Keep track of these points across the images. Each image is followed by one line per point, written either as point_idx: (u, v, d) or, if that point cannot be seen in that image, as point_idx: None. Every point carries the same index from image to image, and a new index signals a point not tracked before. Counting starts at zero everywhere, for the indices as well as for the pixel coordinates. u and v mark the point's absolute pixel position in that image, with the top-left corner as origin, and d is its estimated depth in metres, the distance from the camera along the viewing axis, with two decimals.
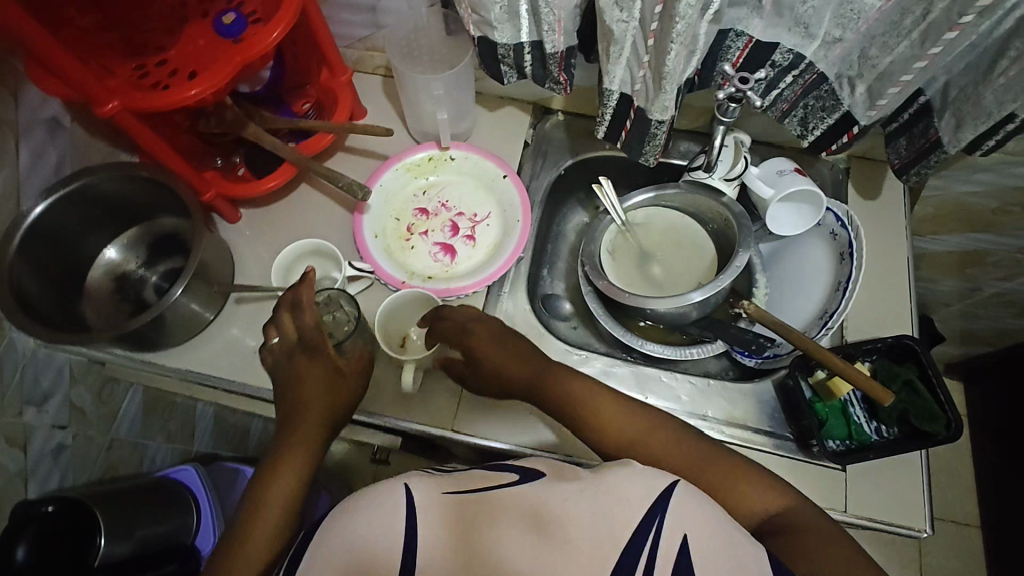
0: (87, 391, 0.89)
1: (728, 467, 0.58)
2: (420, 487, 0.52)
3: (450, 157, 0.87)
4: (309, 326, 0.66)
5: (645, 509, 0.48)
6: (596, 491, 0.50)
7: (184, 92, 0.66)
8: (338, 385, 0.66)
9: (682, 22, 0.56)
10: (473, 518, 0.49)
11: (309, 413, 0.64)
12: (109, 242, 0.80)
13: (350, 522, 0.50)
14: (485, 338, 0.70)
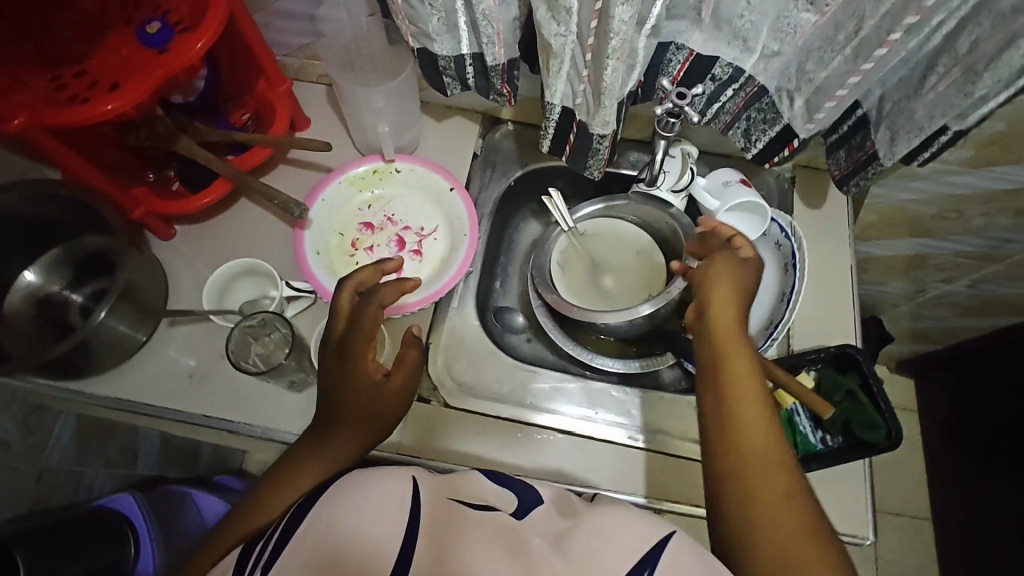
0: (10, 421, 0.84)
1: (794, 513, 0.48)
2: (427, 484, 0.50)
3: (395, 170, 0.84)
4: (363, 323, 0.60)
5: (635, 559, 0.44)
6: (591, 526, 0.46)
7: (99, 107, 0.62)
8: (373, 404, 0.59)
9: (617, 37, 0.55)
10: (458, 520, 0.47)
11: (342, 425, 0.59)
12: (28, 264, 0.75)
13: (341, 507, 0.48)
14: (743, 268, 0.63)
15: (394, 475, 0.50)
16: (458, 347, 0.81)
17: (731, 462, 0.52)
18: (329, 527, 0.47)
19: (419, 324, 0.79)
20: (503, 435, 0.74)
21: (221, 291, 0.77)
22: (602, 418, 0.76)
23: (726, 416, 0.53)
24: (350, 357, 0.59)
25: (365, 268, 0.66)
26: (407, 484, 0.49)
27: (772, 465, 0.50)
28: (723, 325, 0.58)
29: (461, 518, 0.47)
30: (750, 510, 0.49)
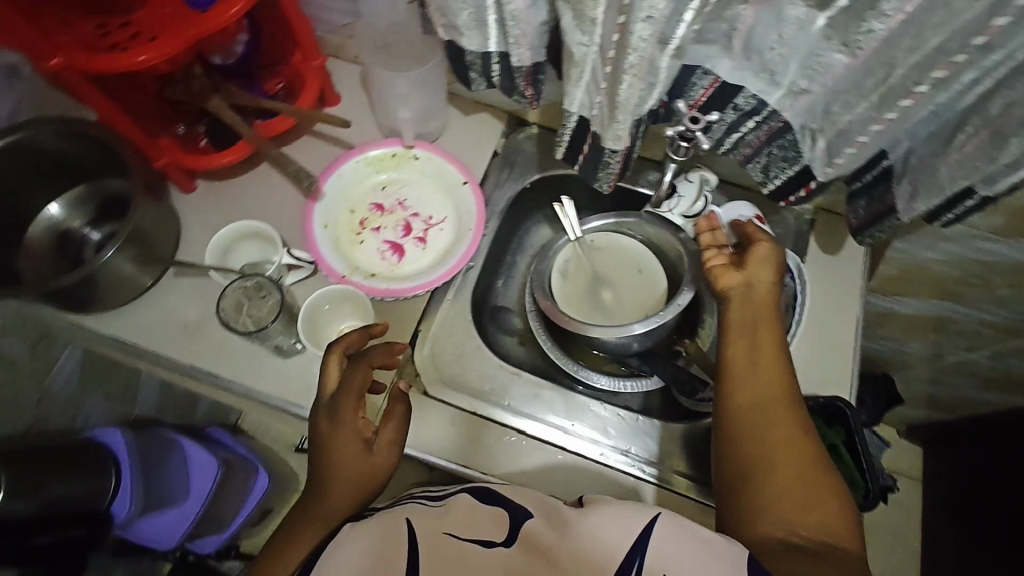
0: (20, 341, 0.88)
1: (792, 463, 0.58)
2: (419, 524, 0.55)
3: (414, 156, 0.86)
4: (353, 387, 0.63)
5: (623, 556, 0.50)
6: (578, 534, 0.52)
7: (132, 58, 0.64)
8: (364, 465, 0.62)
9: (635, 53, 0.55)
10: (446, 555, 0.51)
11: (333, 491, 0.62)
12: (54, 198, 0.79)
13: (341, 557, 0.53)
14: (765, 256, 0.70)
15: (389, 524, 0.55)
16: (447, 338, 0.81)
17: (742, 420, 0.61)
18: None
19: (410, 310, 0.80)
20: (477, 432, 0.75)
21: (224, 250, 0.79)
22: (577, 431, 0.76)
23: (740, 384, 0.63)
24: (340, 418, 0.62)
25: (354, 331, 0.68)
26: (400, 528, 0.55)
27: (785, 429, 0.60)
28: (749, 313, 0.67)
29: (454, 556, 0.51)
30: (763, 462, 0.59)
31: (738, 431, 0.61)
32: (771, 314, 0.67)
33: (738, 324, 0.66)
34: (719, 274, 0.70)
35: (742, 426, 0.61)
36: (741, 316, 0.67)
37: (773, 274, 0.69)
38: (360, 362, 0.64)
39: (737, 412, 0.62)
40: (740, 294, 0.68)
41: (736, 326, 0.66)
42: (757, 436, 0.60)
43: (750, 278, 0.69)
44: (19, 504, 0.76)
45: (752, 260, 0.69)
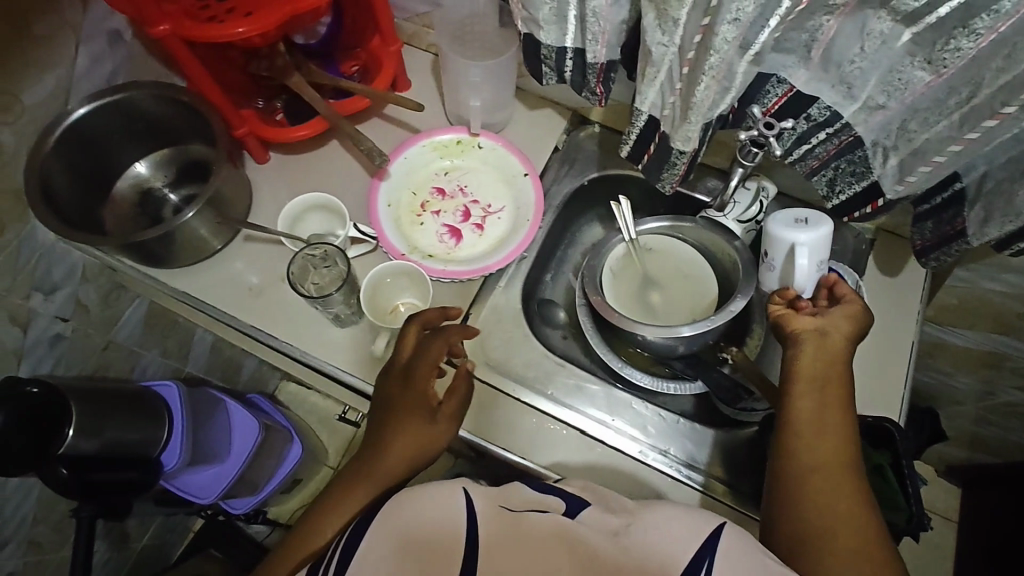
0: (94, 290, 0.94)
1: (851, 531, 0.56)
2: (476, 494, 0.56)
3: (478, 145, 0.88)
4: (428, 356, 0.67)
5: (692, 554, 0.51)
6: (644, 528, 0.53)
7: (231, 29, 0.67)
8: (426, 431, 0.66)
9: (717, 55, 0.56)
10: (506, 526, 0.53)
11: (391, 454, 0.65)
12: (140, 158, 0.84)
13: (408, 521, 0.54)
14: (850, 309, 0.67)
15: (445, 492, 0.56)
16: (495, 324, 0.82)
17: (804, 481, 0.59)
18: (394, 541, 0.53)
19: (463, 295, 0.82)
20: (518, 417, 0.77)
21: (294, 220, 0.83)
22: (617, 426, 0.77)
23: (804, 441, 0.61)
24: (413, 381, 0.67)
25: (434, 308, 0.71)
26: (458, 495, 0.56)
27: (844, 495, 0.58)
28: (821, 364, 0.65)
29: (519, 523, 0.53)
30: (824, 524, 0.57)
31: (798, 492, 0.59)
32: (843, 369, 0.65)
33: (808, 377, 0.64)
34: (798, 324, 0.68)
35: (802, 487, 0.59)
36: (814, 369, 0.65)
37: (851, 330, 0.67)
38: (439, 334, 0.69)
39: (798, 471, 0.60)
40: (814, 346, 0.66)
41: (805, 379, 0.64)
42: (815, 497, 0.58)
43: (826, 326, 0.67)
44: (83, 444, 0.80)
45: (832, 312, 0.67)
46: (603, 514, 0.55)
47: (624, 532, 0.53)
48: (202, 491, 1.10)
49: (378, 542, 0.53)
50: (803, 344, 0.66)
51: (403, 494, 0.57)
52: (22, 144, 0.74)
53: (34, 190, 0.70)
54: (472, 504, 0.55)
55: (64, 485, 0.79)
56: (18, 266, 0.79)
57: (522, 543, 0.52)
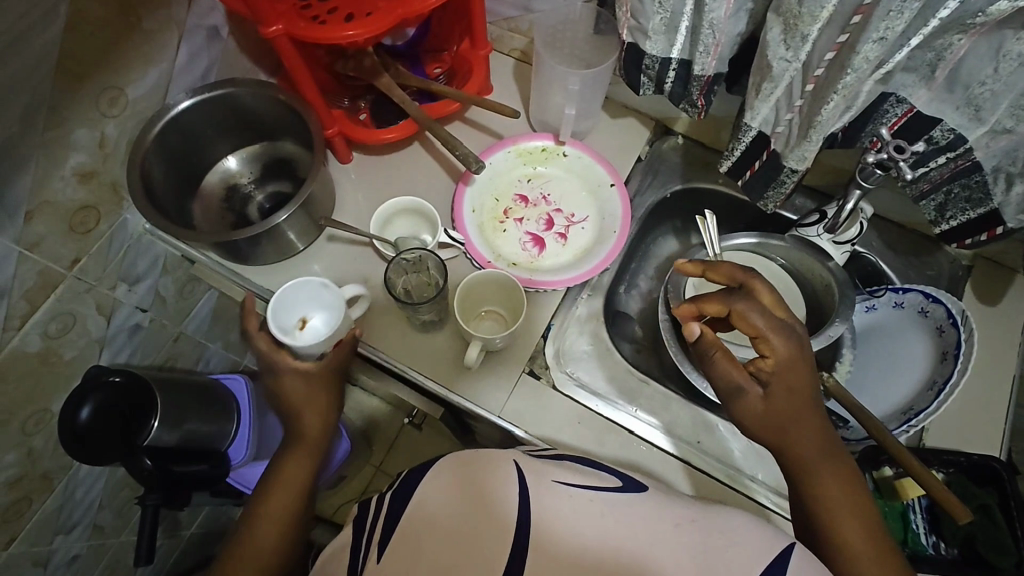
0: (172, 282, 0.95)
1: (848, 509, 0.58)
2: (527, 469, 0.52)
3: (564, 153, 0.87)
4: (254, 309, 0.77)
5: (767, 562, 0.47)
6: (707, 528, 0.49)
7: (341, 32, 0.66)
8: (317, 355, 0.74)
9: (853, 75, 0.54)
10: (558, 501, 0.49)
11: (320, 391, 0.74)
12: (230, 154, 0.85)
13: (439, 501, 0.49)
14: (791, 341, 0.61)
15: (492, 462, 0.52)
16: (576, 336, 0.82)
17: (828, 524, 0.58)
18: (430, 532, 0.47)
19: (546, 304, 0.80)
20: (602, 434, 0.75)
21: (384, 222, 0.83)
22: (701, 448, 0.76)
23: (816, 486, 0.59)
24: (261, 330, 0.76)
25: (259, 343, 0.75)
26: (508, 466, 0.51)
27: (865, 518, 0.58)
28: (792, 406, 0.59)
29: (573, 499, 0.50)
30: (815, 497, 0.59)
31: (822, 536, 0.58)
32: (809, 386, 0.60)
33: (776, 421, 0.60)
34: (720, 367, 0.61)
35: (828, 528, 0.58)
36: (782, 407, 0.60)
37: (771, 318, 0.60)
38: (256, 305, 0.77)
39: (824, 517, 0.58)
40: (760, 399, 0.60)
41: (772, 423, 0.60)
42: (847, 529, 0.57)
43: (777, 366, 0.60)
44: (165, 436, 0.81)
45: (775, 333, 0.59)
46: (662, 506, 0.52)
47: (688, 526, 0.49)
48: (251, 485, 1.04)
49: (412, 522, 0.49)
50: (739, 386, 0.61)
51: (448, 460, 0.53)
52: (122, 137, 0.75)
53: (135, 183, 0.71)
54: (523, 476, 0.51)
55: (146, 477, 0.79)
56: (109, 256, 0.80)
57: (574, 537, 0.47)
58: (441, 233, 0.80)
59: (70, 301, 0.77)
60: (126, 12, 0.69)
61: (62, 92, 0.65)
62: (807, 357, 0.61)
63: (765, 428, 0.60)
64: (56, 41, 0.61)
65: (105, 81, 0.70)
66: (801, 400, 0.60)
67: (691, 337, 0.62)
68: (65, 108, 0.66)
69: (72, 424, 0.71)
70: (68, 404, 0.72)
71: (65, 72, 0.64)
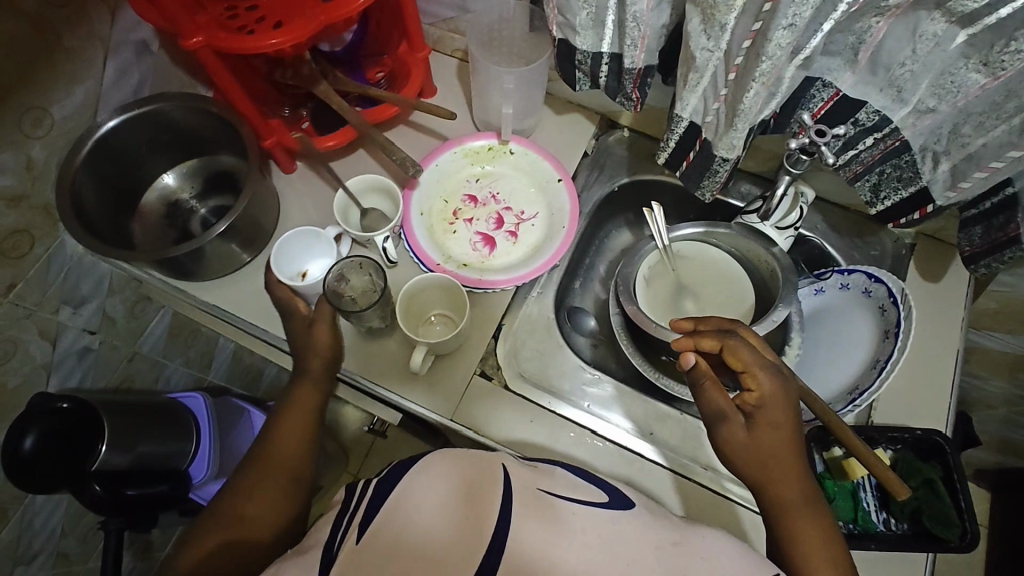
0: (120, 302, 0.93)
1: (818, 539, 0.58)
2: (516, 473, 0.54)
3: (509, 151, 0.86)
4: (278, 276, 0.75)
5: None
6: (690, 553, 0.50)
7: (265, 41, 0.65)
8: (318, 335, 0.73)
9: (768, 62, 0.55)
10: (543, 510, 0.50)
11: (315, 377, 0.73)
12: (168, 169, 0.84)
13: (425, 500, 0.50)
14: (778, 379, 0.62)
15: (488, 464, 0.54)
16: (528, 334, 0.82)
17: (801, 562, 0.57)
18: (409, 536, 0.47)
19: (496, 304, 0.80)
20: (557, 430, 0.76)
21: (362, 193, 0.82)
22: (655, 439, 0.76)
23: (792, 523, 0.59)
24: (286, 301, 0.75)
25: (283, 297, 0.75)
26: (498, 469, 0.53)
27: (835, 550, 0.58)
28: (773, 442, 0.60)
29: (549, 507, 0.51)
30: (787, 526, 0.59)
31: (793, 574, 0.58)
32: (792, 420, 0.62)
33: (757, 454, 0.60)
34: (706, 395, 0.63)
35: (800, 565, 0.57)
36: (764, 439, 0.60)
37: (759, 356, 0.63)
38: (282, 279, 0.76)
39: (794, 544, 0.58)
40: (744, 429, 0.61)
41: (751, 458, 0.61)
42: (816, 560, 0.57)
43: (764, 399, 0.61)
44: (117, 458, 0.79)
45: (764, 366, 0.62)
46: (647, 523, 0.53)
47: (671, 549, 0.50)
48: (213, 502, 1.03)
49: (395, 506, 0.49)
50: (724, 415, 0.62)
51: (439, 455, 0.54)
52: (52, 158, 0.74)
53: (66, 205, 0.69)
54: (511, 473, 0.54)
55: (97, 502, 0.78)
56: (48, 280, 0.78)
57: (556, 537, 0.48)
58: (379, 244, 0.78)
59: (8, 328, 0.75)
60: (44, 30, 0.68)
61: None
62: (794, 393, 0.63)
63: (744, 454, 0.61)
64: None
65: (27, 101, 0.68)
66: (784, 436, 0.61)
67: (687, 365, 0.63)
68: None
69: (16, 455, 0.68)
70: (12, 433, 0.69)
71: None
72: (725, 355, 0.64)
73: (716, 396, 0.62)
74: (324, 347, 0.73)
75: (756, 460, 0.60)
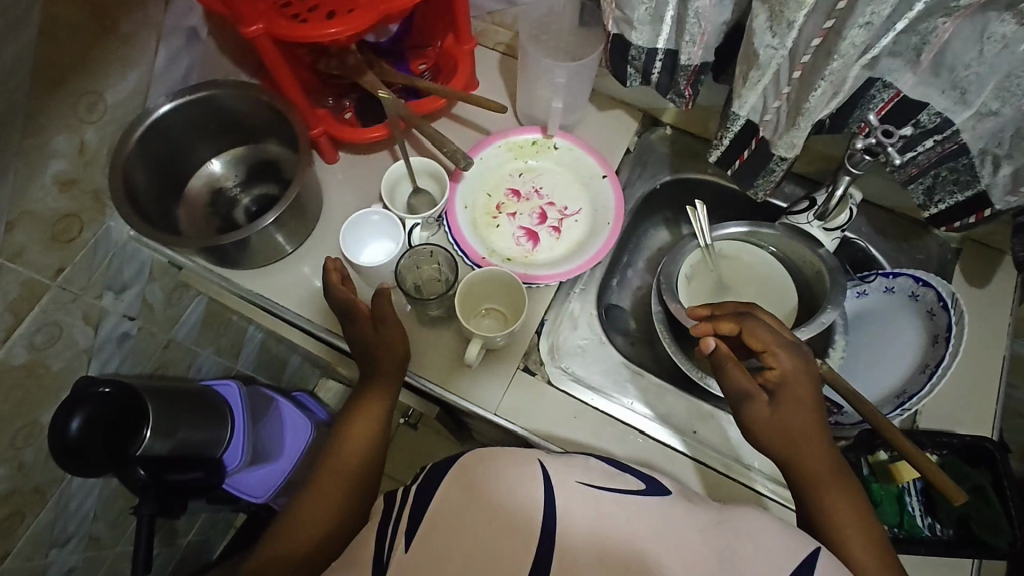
0: (159, 289, 0.93)
1: (849, 516, 0.58)
2: (553, 466, 0.51)
3: (554, 146, 0.86)
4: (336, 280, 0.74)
5: (796, 565, 0.47)
6: (733, 531, 0.49)
7: (323, 29, 0.65)
8: (377, 337, 0.71)
9: (840, 60, 0.55)
10: (582, 499, 0.48)
11: (378, 378, 0.71)
12: (213, 157, 0.84)
13: (461, 502, 0.47)
14: (798, 357, 0.63)
15: (523, 457, 0.51)
16: (570, 330, 0.81)
17: (836, 540, 0.57)
18: (454, 546, 0.45)
19: (539, 298, 0.80)
20: (599, 427, 0.75)
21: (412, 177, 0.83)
22: (699, 438, 0.76)
23: (822, 500, 0.59)
24: (339, 303, 0.73)
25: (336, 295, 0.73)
26: (535, 465, 0.51)
27: (867, 526, 0.58)
28: (800, 418, 0.61)
29: (598, 499, 0.49)
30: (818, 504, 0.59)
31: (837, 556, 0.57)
32: (815, 397, 0.62)
33: (783, 429, 0.61)
34: (729, 374, 0.64)
35: (834, 541, 0.57)
36: (788, 414, 0.61)
37: (780, 336, 0.65)
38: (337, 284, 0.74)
39: (825, 521, 0.58)
40: (768, 405, 0.62)
41: (778, 434, 0.61)
42: (849, 536, 0.57)
43: (785, 375, 0.62)
44: (158, 445, 0.78)
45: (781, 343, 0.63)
46: (690, 510, 0.51)
47: (714, 529, 0.49)
48: (248, 488, 1.05)
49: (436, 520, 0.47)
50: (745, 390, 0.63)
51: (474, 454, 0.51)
52: (103, 143, 0.74)
53: (119, 190, 0.69)
54: (549, 476, 0.50)
55: (142, 487, 0.79)
56: (94, 265, 0.79)
57: (596, 523, 0.47)
58: (406, 228, 0.80)
59: (55, 312, 0.76)
60: (102, 15, 0.68)
61: (38, 99, 0.63)
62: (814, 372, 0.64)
63: (770, 431, 0.61)
64: (30, 46, 0.60)
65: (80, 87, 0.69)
66: (807, 412, 0.62)
67: (708, 349, 0.65)
68: (43, 116, 0.65)
69: (63, 437, 0.70)
70: (58, 416, 0.70)
71: (40, 78, 0.62)
72: (744, 336, 0.65)
73: (738, 373, 0.64)
74: (388, 346, 0.71)
75: (782, 436, 0.61)
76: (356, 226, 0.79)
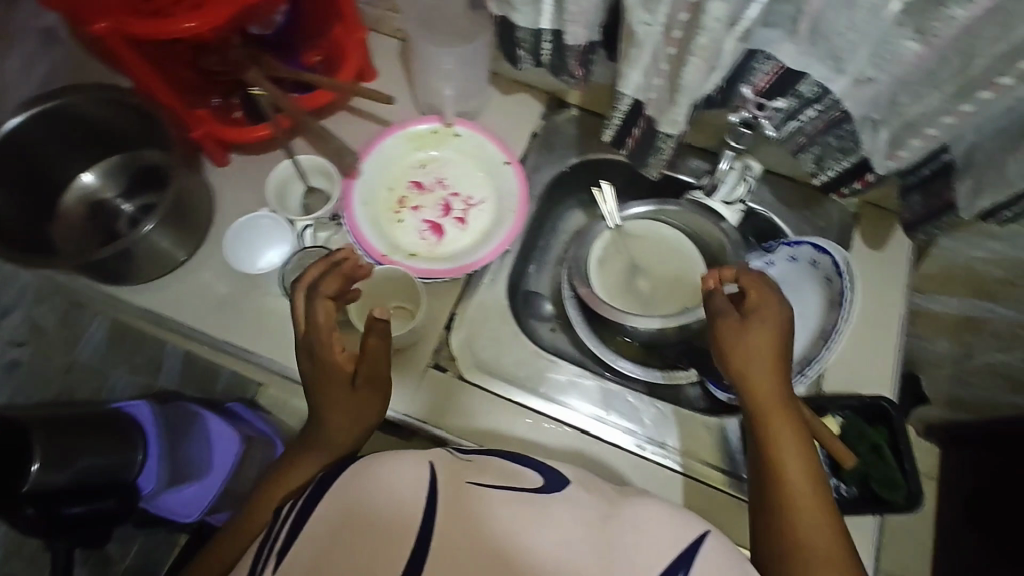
0: (49, 311, 0.88)
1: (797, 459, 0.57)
2: (444, 468, 0.50)
3: (455, 134, 0.83)
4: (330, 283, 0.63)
5: (670, 560, 0.46)
6: (620, 523, 0.48)
7: (179, 24, 0.60)
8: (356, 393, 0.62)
9: (706, 34, 0.54)
10: (466, 504, 0.47)
11: (334, 416, 0.62)
12: (87, 168, 0.78)
13: (349, 506, 0.48)
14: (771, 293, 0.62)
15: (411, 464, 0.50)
16: (481, 324, 0.79)
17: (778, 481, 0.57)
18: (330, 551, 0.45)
19: (446, 292, 0.79)
20: (512, 418, 0.75)
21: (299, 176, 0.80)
22: (614, 421, 0.76)
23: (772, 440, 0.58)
24: (314, 318, 0.62)
25: (319, 308, 0.62)
26: (425, 469, 0.50)
27: (812, 469, 0.57)
28: (765, 353, 0.60)
29: (481, 501, 0.48)
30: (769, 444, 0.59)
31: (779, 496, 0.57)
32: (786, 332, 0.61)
33: (746, 362, 0.60)
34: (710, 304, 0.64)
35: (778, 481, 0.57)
36: (754, 347, 0.60)
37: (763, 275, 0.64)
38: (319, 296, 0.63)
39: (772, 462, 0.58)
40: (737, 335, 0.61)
41: (740, 367, 0.60)
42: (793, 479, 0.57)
43: (758, 309, 0.62)
44: (53, 476, 0.75)
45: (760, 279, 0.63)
46: (583, 499, 0.50)
47: (601, 523, 0.48)
48: (172, 509, 1.01)
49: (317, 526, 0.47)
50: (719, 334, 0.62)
51: (370, 457, 0.52)
52: None
53: None
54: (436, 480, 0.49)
55: (32, 523, 0.75)
56: None
57: (477, 524, 0.46)
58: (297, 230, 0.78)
59: None
60: None
61: None
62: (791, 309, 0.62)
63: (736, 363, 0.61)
64: None
65: None
66: (774, 346, 0.60)
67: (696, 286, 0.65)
68: None
69: None
70: None
71: None
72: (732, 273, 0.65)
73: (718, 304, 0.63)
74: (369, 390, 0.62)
75: (744, 369, 0.60)
76: (247, 229, 0.78)
